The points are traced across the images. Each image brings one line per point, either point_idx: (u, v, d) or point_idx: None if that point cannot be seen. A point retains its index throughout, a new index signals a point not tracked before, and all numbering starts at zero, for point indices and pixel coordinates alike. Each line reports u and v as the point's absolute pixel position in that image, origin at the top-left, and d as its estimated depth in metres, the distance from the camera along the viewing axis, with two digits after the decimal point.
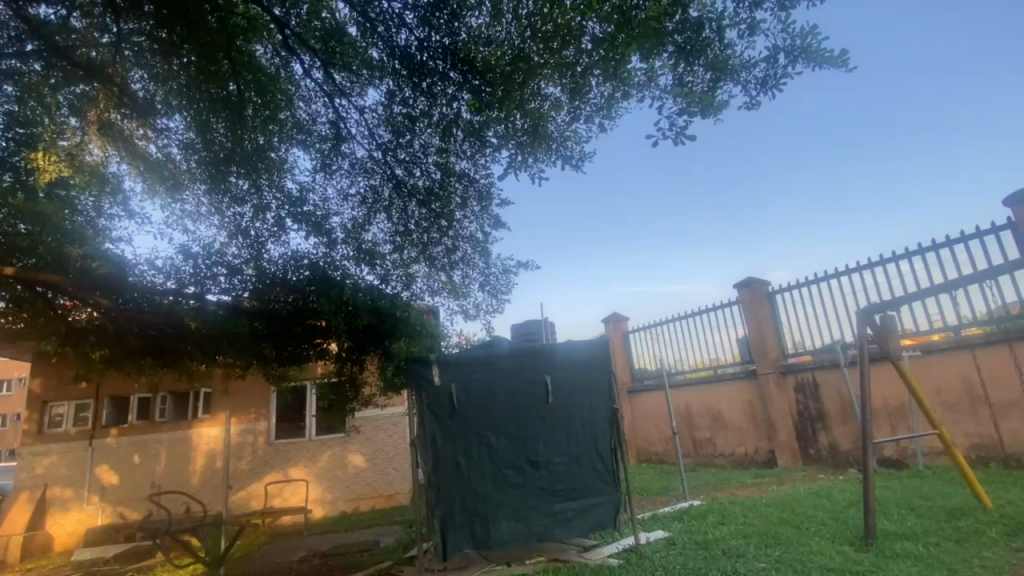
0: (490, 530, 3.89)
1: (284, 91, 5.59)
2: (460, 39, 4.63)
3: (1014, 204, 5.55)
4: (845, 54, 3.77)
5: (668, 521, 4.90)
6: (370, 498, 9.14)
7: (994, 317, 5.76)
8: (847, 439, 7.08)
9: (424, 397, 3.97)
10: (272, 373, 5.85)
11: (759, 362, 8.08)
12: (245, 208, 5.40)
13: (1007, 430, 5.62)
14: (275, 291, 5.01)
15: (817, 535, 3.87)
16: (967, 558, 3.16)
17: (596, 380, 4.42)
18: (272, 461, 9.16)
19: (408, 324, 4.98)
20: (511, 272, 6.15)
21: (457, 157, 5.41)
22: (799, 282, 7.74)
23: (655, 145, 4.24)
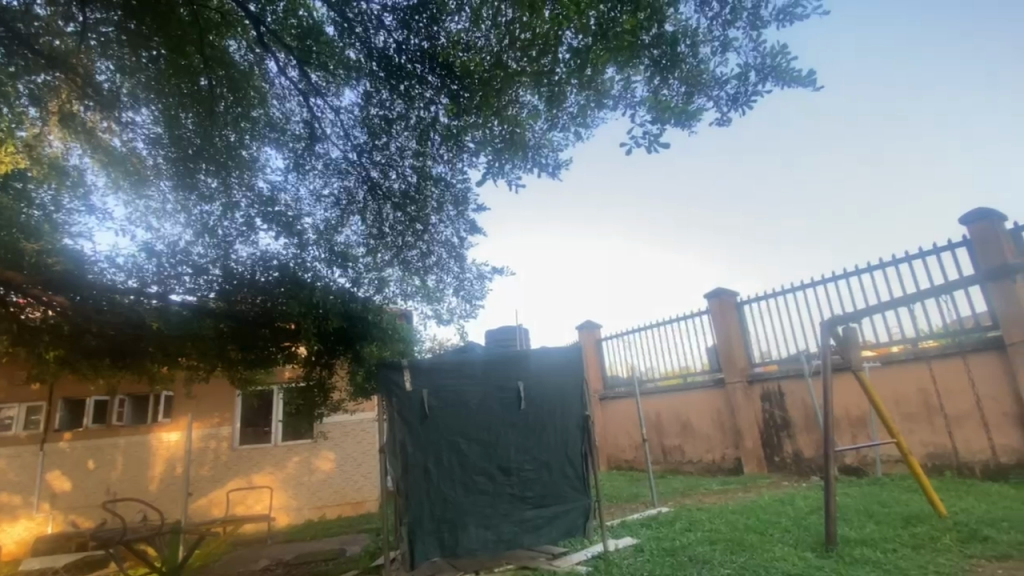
0: (459, 538, 3.85)
1: (257, 88, 5.44)
2: (439, 43, 4.59)
3: (971, 221, 5.80)
4: (812, 74, 3.89)
5: (636, 527, 4.94)
6: (337, 506, 8.96)
7: (951, 330, 5.99)
8: (809, 447, 7.26)
9: (394, 402, 3.91)
10: (237, 377, 5.70)
11: (727, 370, 8.25)
12: (213, 206, 5.24)
13: (960, 440, 5.85)
14: (242, 293, 4.91)
15: (781, 541, 3.95)
16: (922, 564, 3.27)
17: (569, 388, 4.43)
18: (236, 468, 8.88)
19: (380, 328, 4.99)
20: (487, 278, 6.09)
21: (434, 161, 5.38)
22: (766, 294, 7.94)
23: (629, 152, 4.33)
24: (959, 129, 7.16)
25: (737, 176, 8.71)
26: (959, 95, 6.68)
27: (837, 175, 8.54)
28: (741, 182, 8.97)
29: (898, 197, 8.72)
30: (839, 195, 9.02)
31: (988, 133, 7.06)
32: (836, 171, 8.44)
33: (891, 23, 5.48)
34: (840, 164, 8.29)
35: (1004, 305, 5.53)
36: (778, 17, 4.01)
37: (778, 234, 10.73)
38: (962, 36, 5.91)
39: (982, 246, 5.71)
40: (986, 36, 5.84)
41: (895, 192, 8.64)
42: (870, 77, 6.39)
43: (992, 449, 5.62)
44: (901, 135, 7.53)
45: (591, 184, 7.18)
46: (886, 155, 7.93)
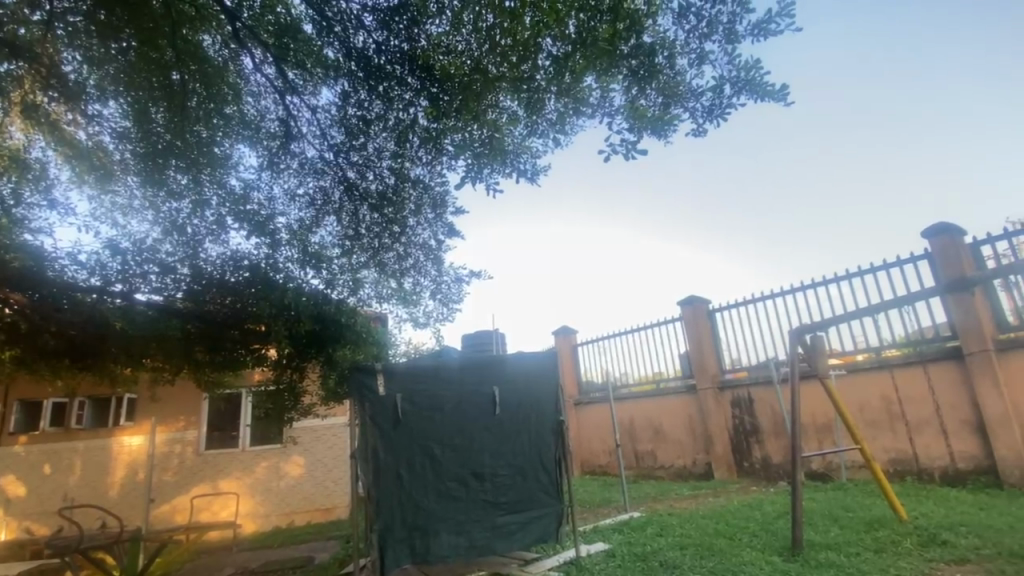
0: (431, 544, 3.79)
1: (232, 85, 5.34)
2: (420, 45, 4.51)
3: (933, 235, 6.01)
4: (785, 89, 3.99)
5: (608, 533, 4.95)
6: (306, 512, 8.77)
7: (912, 339, 6.20)
8: (778, 453, 7.39)
9: (367, 407, 3.82)
10: (204, 380, 5.54)
11: (698, 376, 8.37)
12: (183, 204, 5.05)
13: (920, 446, 6.04)
14: (211, 293, 4.80)
15: (749, 546, 4.02)
16: (884, 567, 3.36)
17: (545, 393, 4.44)
18: (201, 473, 8.61)
19: (354, 330, 5.01)
20: (464, 281, 6.06)
21: (412, 163, 5.33)
22: (738, 302, 8.08)
23: (606, 159, 4.37)
24: (921, 146, 7.45)
25: (712, 185, 8.88)
26: (922, 112, 6.96)
27: (806, 187, 8.78)
28: (716, 191, 9.14)
29: (865, 211, 8.97)
30: (809, 207, 9.26)
31: (947, 149, 7.40)
32: (806, 183, 8.67)
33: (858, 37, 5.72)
34: (811, 177, 8.51)
35: (962, 317, 5.74)
36: (753, 32, 4.05)
37: (750, 244, 10.95)
38: (915, 55, 6.25)
39: (942, 258, 5.93)
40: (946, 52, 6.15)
41: (862, 206, 8.89)
42: (830, 92, 6.70)
43: (950, 456, 5.82)
44: (866, 150, 7.81)
45: (568, 190, 7.22)
46: (853, 169, 8.18)
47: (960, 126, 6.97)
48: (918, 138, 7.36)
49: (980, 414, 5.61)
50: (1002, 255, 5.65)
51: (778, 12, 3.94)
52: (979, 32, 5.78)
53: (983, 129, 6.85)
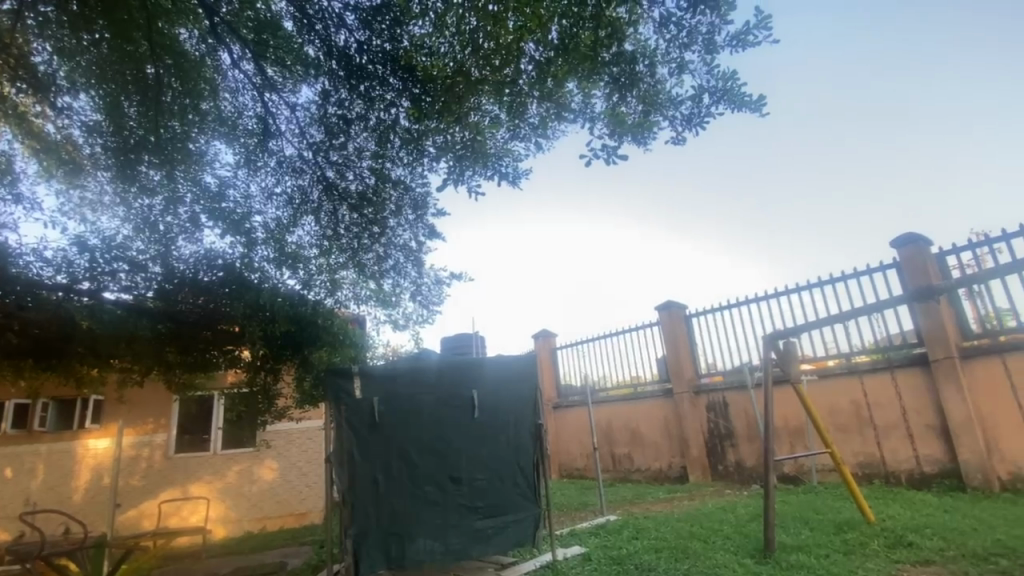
0: (406, 549, 3.75)
1: (208, 80, 5.16)
2: (402, 45, 4.52)
3: (902, 245, 6.19)
4: (762, 100, 4.09)
5: (584, 536, 4.97)
6: (279, 517, 8.63)
7: (881, 346, 6.38)
8: (752, 456, 7.51)
9: (343, 410, 3.76)
10: (175, 381, 5.41)
11: (675, 381, 8.48)
12: (156, 200, 4.91)
13: (888, 450, 6.20)
14: (183, 292, 4.66)
15: (722, 548, 4.07)
16: (852, 568, 3.43)
17: (523, 397, 4.44)
18: (170, 477, 8.39)
19: (331, 332, 4.96)
20: (444, 283, 6.09)
21: (393, 164, 5.30)
22: (711, 307, 8.24)
23: (588, 164, 4.48)
24: (891, 158, 7.68)
25: (691, 191, 9.02)
26: (892, 125, 7.19)
27: (780, 195, 9.00)
28: (695, 197, 9.29)
29: (838, 222, 9.19)
30: (784, 215, 9.47)
31: (915, 162, 7.65)
32: (781, 191, 8.88)
33: (829, 45, 5.94)
34: (786, 186, 8.71)
35: (928, 323, 5.92)
36: (731, 43, 4.12)
37: (727, 251, 11.14)
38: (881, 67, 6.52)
39: (909, 267, 6.11)
40: (916, 62, 6.39)
41: (835, 216, 9.11)
42: (803, 102, 6.91)
43: (916, 460, 5.98)
44: (837, 162, 8.03)
45: (549, 195, 7.27)
46: (825, 180, 8.40)
47: (928, 138, 7.22)
48: (887, 150, 7.60)
49: (944, 419, 5.78)
50: (966, 265, 5.83)
51: (756, 24, 4.05)
52: (932, 46, 6.11)
53: (947, 139, 7.14)
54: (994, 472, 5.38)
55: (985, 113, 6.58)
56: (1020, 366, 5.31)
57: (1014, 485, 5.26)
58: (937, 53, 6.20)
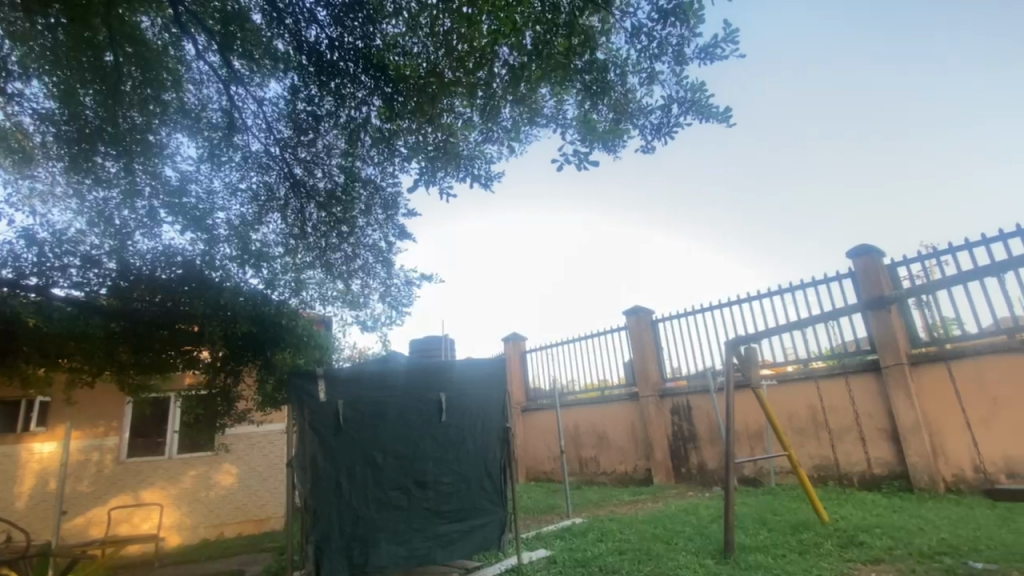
0: (370, 555, 3.68)
1: (172, 70, 4.97)
2: (374, 44, 4.46)
3: (857, 255, 6.45)
4: (728, 112, 4.19)
5: (550, 540, 4.99)
6: (238, 524, 8.39)
7: (836, 352, 6.63)
8: (714, 459, 7.69)
9: (307, 413, 3.66)
10: (129, 383, 5.19)
11: (640, 385, 8.63)
12: (112, 193, 4.75)
13: (842, 453, 6.46)
14: (138, 291, 4.48)
15: (684, 550, 4.15)
16: (806, 568, 3.54)
17: (491, 401, 4.44)
18: (121, 483, 8.03)
19: (294, 334, 4.85)
20: (414, 284, 6.04)
21: (363, 163, 5.22)
22: (677, 313, 8.40)
23: (559, 169, 4.49)
24: (848, 171, 8.01)
25: (660, 198, 9.18)
26: (851, 138, 7.49)
27: (745, 204, 9.27)
28: (664, 204, 9.47)
29: (797, 232, 9.52)
30: (748, 223, 9.76)
31: (871, 178, 7.98)
32: (745, 199, 9.15)
33: (792, 57, 6.19)
34: (750, 195, 8.99)
35: (879, 330, 6.20)
36: (700, 55, 4.21)
37: (695, 257, 11.36)
38: (839, 82, 6.81)
39: (864, 278, 6.38)
40: (874, 79, 6.66)
41: (796, 226, 9.44)
42: (767, 114, 7.14)
43: (867, 462, 6.24)
44: (798, 174, 8.33)
45: (521, 199, 7.30)
46: (787, 191, 8.70)
47: (881, 155, 7.57)
48: (844, 163, 7.93)
49: (894, 422, 6.04)
50: (916, 276, 6.11)
51: (724, 38, 4.13)
52: (884, 64, 6.44)
53: (900, 154, 7.47)
54: (940, 475, 5.65)
55: (931, 130, 6.98)
56: (964, 373, 5.60)
57: (956, 486, 5.55)
58: (893, 71, 6.51)
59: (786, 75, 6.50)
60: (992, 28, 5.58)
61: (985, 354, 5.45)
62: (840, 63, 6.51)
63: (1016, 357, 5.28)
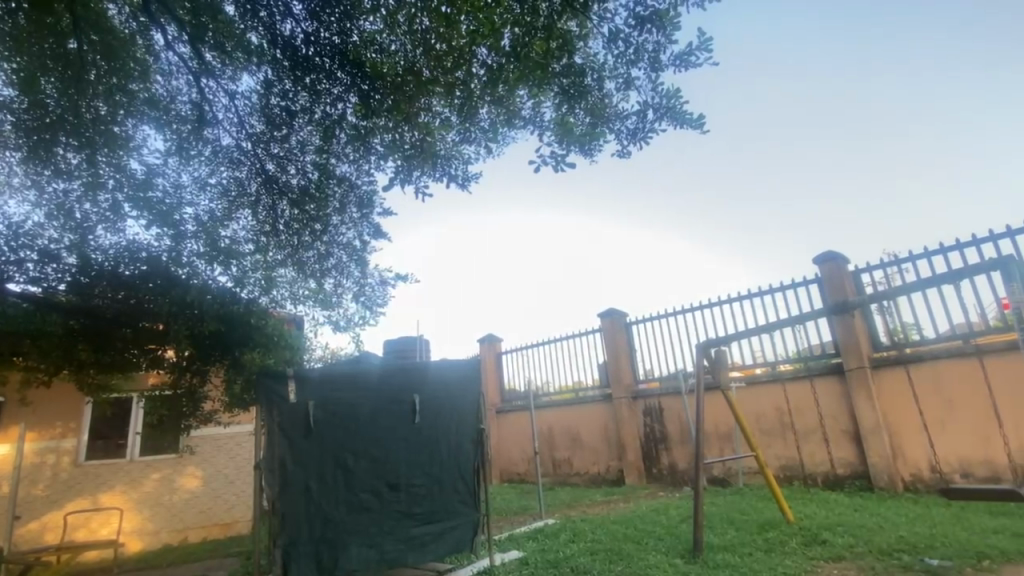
0: (339, 559, 3.62)
1: (139, 60, 4.83)
2: (352, 40, 4.38)
3: (823, 261, 6.65)
4: (702, 119, 4.27)
5: (522, 541, 4.99)
6: (201, 528, 8.17)
7: (802, 355, 6.82)
8: (683, 459, 7.81)
9: (275, 415, 3.59)
10: (88, 382, 5.02)
11: (614, 387, 8.71)
12: (73, 185, 4.56)
13: (806, 452, 6.64)
14: (99, 286, 4.33)
15: (655, 549, 4.20)
16: (772, 566, 3.62)
17: (465, 401, 4.42)
18: (79, 487, 7.71)
19: (262, 334, 4.82)
20: (388, 284, 6.02)
21: (338, 160, 5.16)
22: (650, 315, 8.52)
23: (537, 170, 4.54)
24: (816, 179, 8.24)
25: (636, 201, 9.28)
26: (818, 146, 7.74)
27: (718, 209, 9.46)
28: (639, 207, 9.59)
29: (767, 237, 9.77)
30: (720, 228, 9.96)
31: (837, 186, 8.26)
32: (718, 204, 9.34)
33: (767, 65, 6.34)
34: (723, 200, 9.18)
35: (844, 334, 6.39)
36: (675, 62, 4.27)
37: (668, 261, 11.52)
38: (811, 91, 6.99)
39: (829, 283, 6.57)
40: (843, 90, 6.87)
41: (764, 231, 9.71)
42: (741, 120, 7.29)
43: (830, 462, 6.43)
44: (769, 181, 8.54)
45: (497, 200, 7.31)
46: (757, 197, 8.93)
47: (848, 163, 7.83)
48: (813, 171, 8.16)
49: (855, 424, 6.25)
50: (878, 282, 6.33)
51: (698, 46, 4.21)
52: (853, 75, 6.65)
53: (865, 162, 7.74)
54: (899, 475, 5.85)
55: (895, 139, 7.25)
56: (922, 376, 5.82)
57: (914, 485, 5.76)
58: (862, 82, 6.72)
59: (760, 83, 6.66)
60: (992, 37, 5.75)
61: (942, 359, 5.68)
62: (811, 73, 6.69)
63: (970, 361, 5.51)
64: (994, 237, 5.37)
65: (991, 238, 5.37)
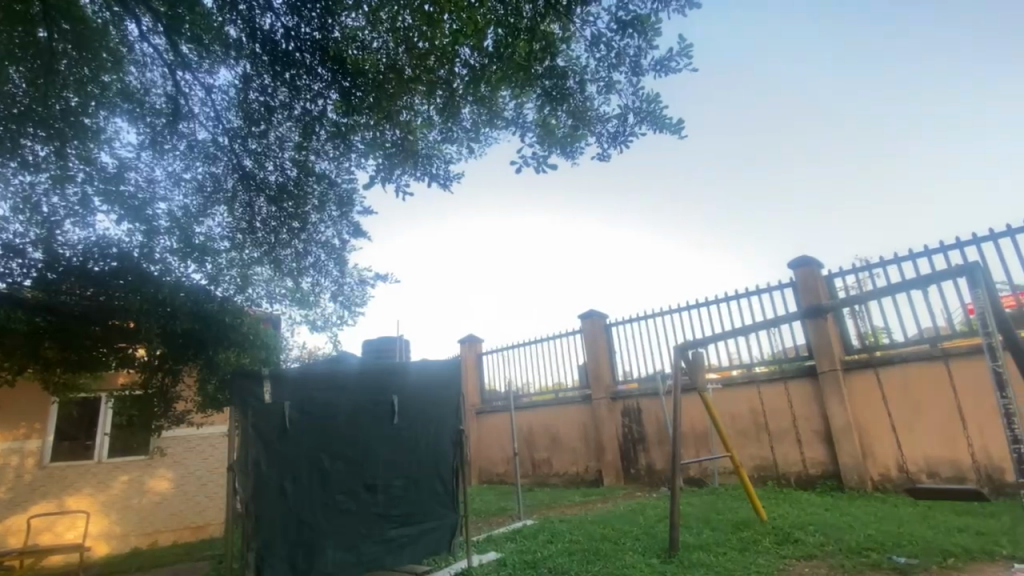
0: (315, 562, 3.55)
1: (114, 52, 4.58)
2: (333, 36, 4.32)
3: (797, 266, 6.80)
4: (681, 125, 4.31)
5: (500, 542, 4.99)
6: (172, 532, 8.01)
7: (777, 357, 6.96)
8: (660, 459, 7.90)
9: (250, 417, 3.50)
10: (55, 382, 4.91)
11: (594, 387, 8.77)
12: (41, 177, 4.35)
13: (780, 453, 6.77)
14: (67, 283, 4.20)
15: (632, 549, 4.24)
16: (746, 564, 3.68)
17: (445, 401, 4.42)
18: (43, 490, 7.42)
19: (239, 332, 4.75)
20: (367, 284, 6.04)
21: (317, 157, 5.11)
22: (630, 318, 8.60)
23: (518, 171, 4.53)
24: (793, 184, 8.42)
25: (618, 203, 9.36)
26: (795, 152, 7.91)
27: (697, 213, 9.60)
28: (621, 209, 9.68)
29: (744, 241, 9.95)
30: (699, 231, 10.10)
31: (811, 191, 8.45)
32: (697, 208, 9.48)
33: (747, 71, 6.44)
34: (702, 203, 9.31)
35: (817, 338, 6.53)
36: (656, 67, 4.33)
37: (648, 264, 11.63)
38: (790, 98, 7.13)
39: (803, 287, 6.72)
40: (821, 97, 7.02)
41: (741, 235, 9.91)
42: (721, 125, 7.40)
43: (803, 463, 6.57)
44: (747, 186, 8.69)
45: (479, 200, 7.31)
46: (735, 202, 9.08)
47: (822, 169, 8.02)
48: (789, 177, 8.33)
49: (827, 424, 6.40)
50: (850, 287, 6.48)
51: (678, 52, 4.29)
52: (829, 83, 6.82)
53: (840, 168, 7.93)
54: (868, 474, 6.00)
55: (868, 146, 7.44)
56: (891, 378, 5.98)
57: (883, 485, 5.91)
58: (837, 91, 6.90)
59: (741, 89, 6.76)
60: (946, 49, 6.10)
61: (910, 362, 5.85)
62: (788, 81, 6.85)
63: (937, 364, 5.68)
64: (961, 244, 5.54)
65: (958, 245, 5.54)
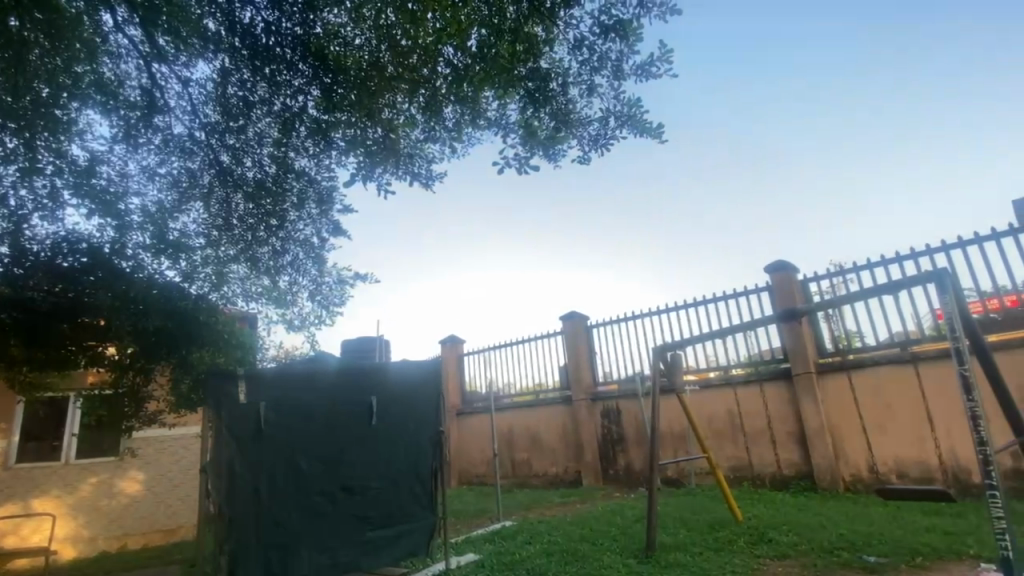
0: (290, 566, 3.49)
1: (91, 43, 4.16)
2: (314, 32, 4.27)
3: (773, 270, 6.92)
4: (661, 129, 4.34)
5: (478, 543, 4.97)
6: (142, 535, 7.83)
7: (753, 359, 7.06)
8: (639, 460, 7.96)
9: (224, 417, 3.41)
10: (20, 381, 4.77)
11: (574, 388, 8.80)
12: (8, 170, 4.21)
13: (755, 453, 6.89)
14: (34, 276, 4.09)
15: (610, 550, 4.26)
16: (721, 564, 3.72)
17: (424, 402, 4.38)
18: (6, 492, 7.15)
19: (213, 328, 4.68)
20: (347, 284, 5.97)
21: (297, 154, 4.99)
22: (610, 319, 8.65)
23: (500, 172, 4.49)
24: (771, 189, 8.57)
25: (599, 205, 9.41)
26: (773, 158, 8.05)
27: (677, 216, 9.71)
28: (602, 212, 9.73)
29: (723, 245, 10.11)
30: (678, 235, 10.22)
31: (788, 197, 8.62)
32: (677, 212, 9.59)
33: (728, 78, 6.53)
34: (683, 207, 9.42)
35: (792, 341, 6.65)
36: (636, 72, 4.36)
37: (628, 267, 11.73)
38: (769, 105, 7.24)
39: (779, 291, 6.84)
40: (800, 105, 7.14)
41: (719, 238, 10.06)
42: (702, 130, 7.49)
43: (777, 463, 6.68)
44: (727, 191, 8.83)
45: (460, 200, 7.30)
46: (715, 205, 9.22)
47: (799, 175, 8.19)
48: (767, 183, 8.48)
49: (802, 426, 6.52)
50: (825, 291, 6.62)
51: (659, 58, 4.31)
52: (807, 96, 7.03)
53: (816, 174, 8.11)
54: (840, 475, 6.13)
55: (844, 154, 7.61)
56: (863, 381, 6.12)
57: (855, 485, 6.05)
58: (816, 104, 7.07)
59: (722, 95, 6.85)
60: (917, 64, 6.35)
61: (881, 365, 6.00)
62: (768, 88, 6.96)
63: (907, 368, 5.84)
64: (931, 251, 5.70)
65: (928, 252, 5.71)
